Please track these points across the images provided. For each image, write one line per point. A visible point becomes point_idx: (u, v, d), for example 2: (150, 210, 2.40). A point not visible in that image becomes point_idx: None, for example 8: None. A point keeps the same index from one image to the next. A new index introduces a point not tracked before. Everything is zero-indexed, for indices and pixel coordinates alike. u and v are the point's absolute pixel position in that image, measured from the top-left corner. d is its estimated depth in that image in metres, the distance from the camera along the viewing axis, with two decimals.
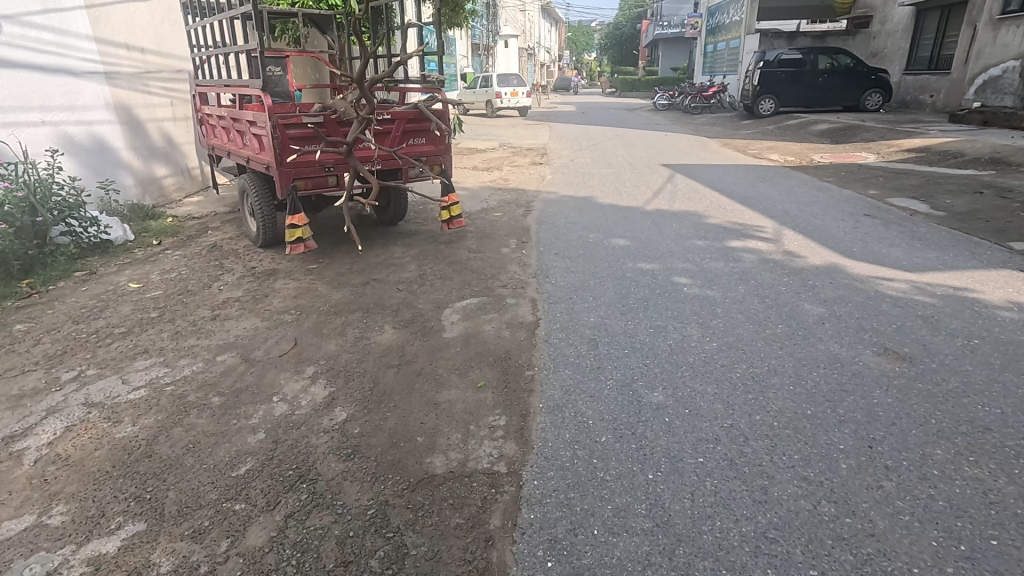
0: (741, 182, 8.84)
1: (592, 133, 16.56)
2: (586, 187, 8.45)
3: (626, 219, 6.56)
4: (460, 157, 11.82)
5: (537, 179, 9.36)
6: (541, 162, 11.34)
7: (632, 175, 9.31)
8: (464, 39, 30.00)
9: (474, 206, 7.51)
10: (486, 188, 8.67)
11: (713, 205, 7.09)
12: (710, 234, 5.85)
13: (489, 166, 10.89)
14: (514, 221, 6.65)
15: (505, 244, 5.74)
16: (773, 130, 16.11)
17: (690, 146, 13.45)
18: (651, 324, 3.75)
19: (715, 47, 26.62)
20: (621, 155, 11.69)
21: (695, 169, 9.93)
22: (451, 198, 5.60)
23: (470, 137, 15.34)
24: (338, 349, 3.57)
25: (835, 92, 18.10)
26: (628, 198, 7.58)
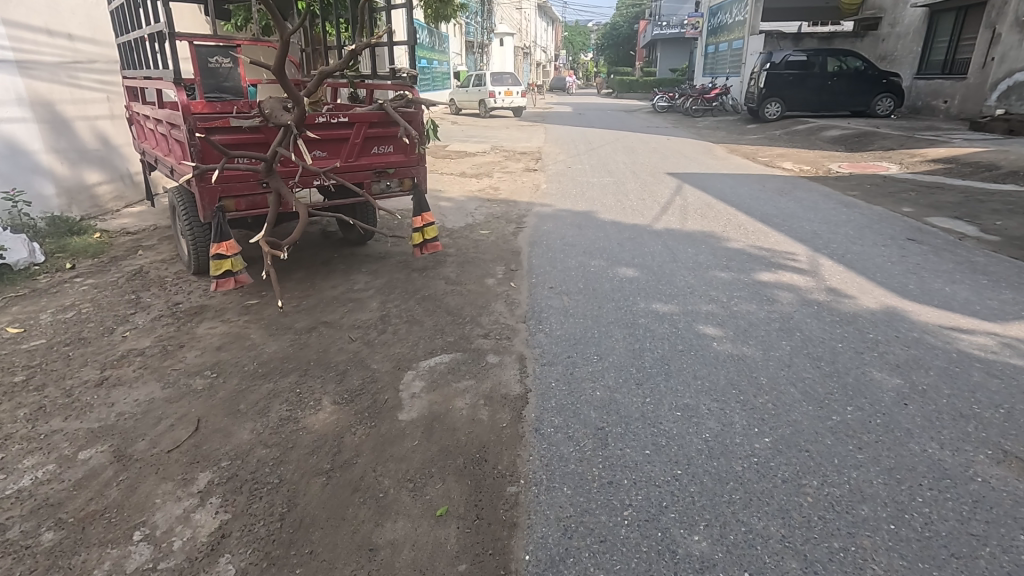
0: (758, 194, 7.94)
1: (590, 137, 15.64)
2: (585, 199, 7.51)
3: (634, 241, 5.63)
4: (447, 162, 10.84)
5: (531, 188, 8.41)
6: (536, 168, 10.39)
7: (637, 186, 8.38)
8: (457, 36, 29.01)
9: (457, 221, 6.54)
10: (472, 200, 7.71)
11: (732, 224, 6.16)
12: (734, 262, 4.93)
13: (479, 172, 9.90)
14: (502, 242, 5.69)
15: (490, 273, 4.79)
16: (781, 135, 15.24)
17: (695, 151, 12.53)
18: (677, 403, 2.81)
19: (716, 48, 25.71)
20: (623, 161, 10.75)
21: (705, 179, 9.01)
22: (425, 219, 4.63)
23: (460, 139, 14.38)
24: (251, 440, 2.59)
25: (846, 96, 17.23)
26: (634, 214, 6.64)
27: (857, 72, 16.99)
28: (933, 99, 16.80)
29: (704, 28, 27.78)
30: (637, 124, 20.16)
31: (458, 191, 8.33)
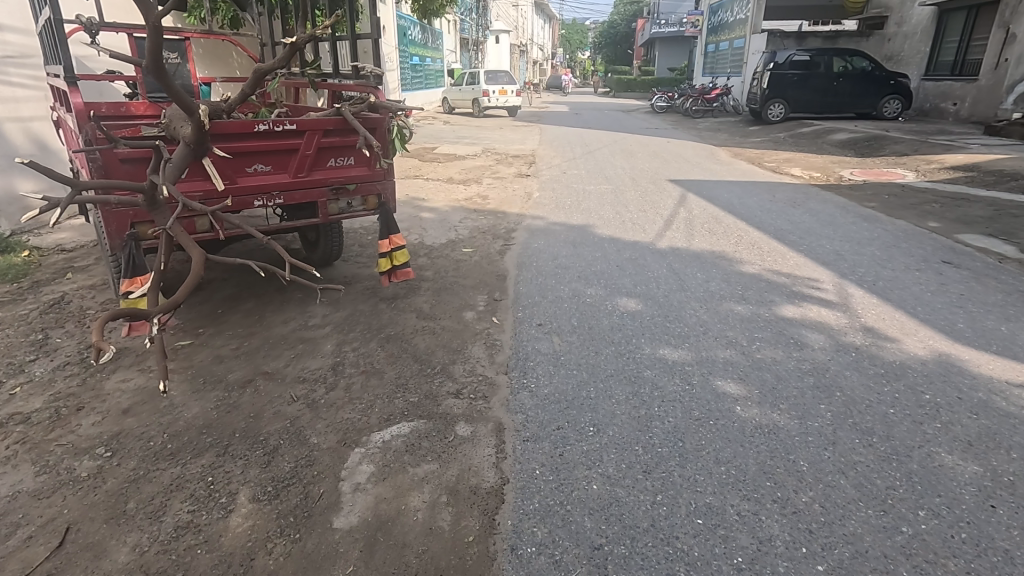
0: (768, 205, 7.30)
1: (587, 138, 14.97)
2: (579, 211, 6.86)
3: (636, 263, 4.98)
4: (434, 166, 10.17)
5: (522, 197, 7.74)
6: (528, 173, 9.74)
7: (637, 196, 7.75)
8: (452, 33, 28.32)
9: (438, 237, 5.86)
10: (457, 210, 7.03)
11: (744, 243, 5.52)
12: (750, 292, 4.29)
13: (467, 179, 9.22)
14: (486, 264, 5.03)
15: (470, 305, 4.13)
16: (786, 138, 14.62)
17: (696, 155, 11.89)
18: (698, 504, 2.16)
19: (716, 47, 25.08)
20: (622, 167, 10.10)
21: (709, 188, 8.39)
22: (395, 241, 3.96)
23: (451, 140, 13.71)
24: (129, 566, 1.93)
25: (851, 98, 16.63)
26: (635, 229, 5.98)
27: (864, 73, 16.38)
28: (942, 102, 16.22)
29: (704, 26, 27.15)
30: (635, 125, 19.53)
31: (442, 199, 7.67)
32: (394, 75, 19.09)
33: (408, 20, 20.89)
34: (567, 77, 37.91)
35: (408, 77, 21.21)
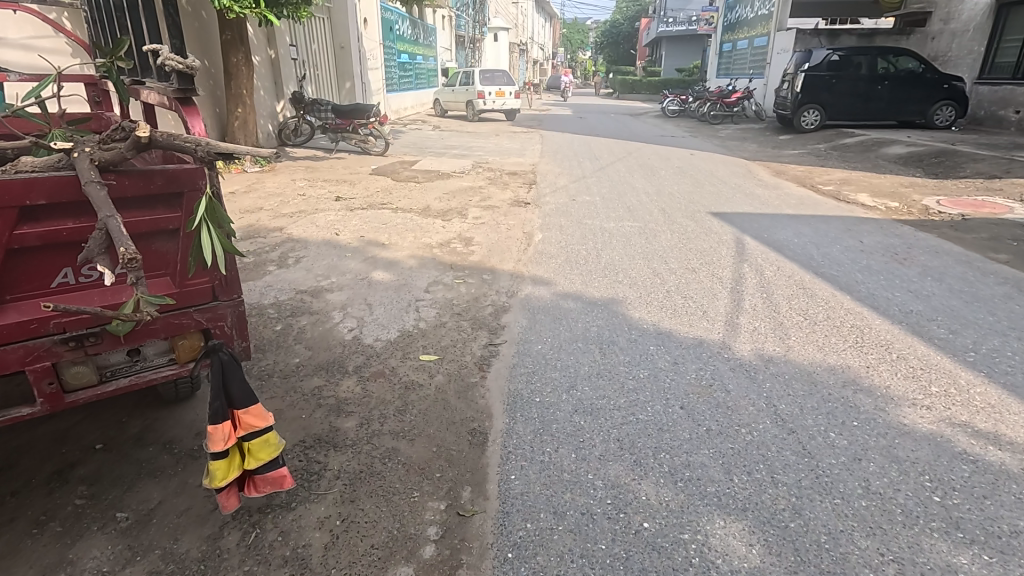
0: (863, 257, 5.24)
1: (596, 148, 12.94)
2: (602, 271, 4.78)
3: (710, 396, 2.92)
4: (410, 189, 8.10)
5: (519, 242, 5.67)
6: (527, 199, 7.69)
7: (677, 241, 5.69)
8: (447, 29, 26.31)
9: (388, 326, 3.76)
10: (426, 267, 4.93)
11: (872, 347, 3.44)
12: (957, 500, 2.21)
13: (449, 208, 7.14)
14: (456, 398, 2.96)
15: (410, 541, 2.04)
16: (829, 150, 12.56)
17: (731, 174, 9.81)
18: None
19: (734, 45, 23.00)
20: (647, 192, 8.04)
21: (767, 226, 6.33)
22: (246, 424, 1.88)
23: (438, 151, 11.64)
24: None
25: (896, 103, 14.62)
26: (690, 313, 3.92)
27: (912, 75, 14.34)
28: (1002, 109, 14.17)
29: (719, 23, 25.10)
30: (647, 131, 17.47)
31: (410, 245, 5.56)
32: (377, 73, 17.03)
33: (395, 12, 18.81)
34: (569, 77, 35.84)
35: (395, 76, 19.16)
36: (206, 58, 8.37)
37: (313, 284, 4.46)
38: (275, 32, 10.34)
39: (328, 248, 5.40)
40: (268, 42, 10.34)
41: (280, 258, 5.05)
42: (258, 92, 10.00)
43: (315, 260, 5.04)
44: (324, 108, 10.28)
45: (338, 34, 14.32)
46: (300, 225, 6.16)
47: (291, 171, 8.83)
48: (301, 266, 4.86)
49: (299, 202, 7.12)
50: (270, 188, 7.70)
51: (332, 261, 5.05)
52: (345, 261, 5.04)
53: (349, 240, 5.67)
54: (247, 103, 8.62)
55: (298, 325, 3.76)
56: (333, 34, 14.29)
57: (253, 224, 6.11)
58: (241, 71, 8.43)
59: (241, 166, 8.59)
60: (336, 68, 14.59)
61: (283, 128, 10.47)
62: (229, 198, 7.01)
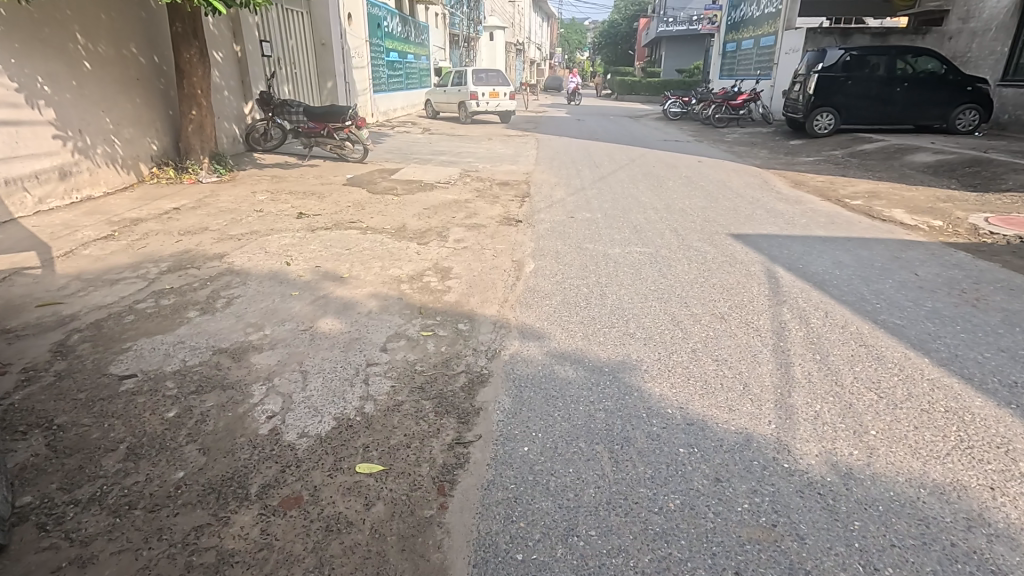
0: (925, 295, 4.31)
1: (595, 154, 12.01)
2: (608, 319, 3.82)
3: (778, 549, 1.96)
4: (386, 203, 7.15)
5: (505, 274, 4.71)
6: (517, 216, 6.75)
7: (697, 274, 4.73)
8: (440, 28, 25.44)
9: (323, 411, 2.78)
10: (389, 311, 3.96)
11: (986, 449, 2.49)
12: None
13: (428, 228, 6.18)
14: (398, 552, 1.99)
15: None
16: (847, 157, 11.63)
17: (746, 185, 8.87)
18: None
19: (738, 45, 22.07)
20: (656, 208, 7.09)
21: (799, 252, 5.38)
22: None
23: (424, 157, 10.67)
24: None
25: (915, 107, 13.72)
26: (726, 389, 2.96)
27: (933, 77, 13.45)
28: None
29: (722, 22, 24.20)
30: (649, 134, 16.54)
31: (374, 278, 4.58)
32: (363, 73, 16.04)
33: (384, 9, 17.84)
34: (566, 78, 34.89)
35: (384, 76, 18.19)
36: (155, 54, 7.39)
37: (239, 340, 3.48)
38: (241, 26, 9.37)
39: (272, 284, 4.42)
40: (233, 37, 9.35)
41: (208, 299, 4.07)
42: (221, 92, 9.00)
43: (250, 301, 4.05)
44: (295, 111, 9.34)
45: (319, 31, 13.34)
46: (247, 251, 5.18)
47: (254, 181, 7.86)
48: (230, 311, 3.87)
49: (255, 221, 6.14)
50: (225, 202, 6.72)
51: (273, 303, 4.07)
52: (289, 303, 4.06)
53: (301, 272, 4.68)
54: (203, 104, 7.63)
55: (199, 409, 2.77)
56: (313, 30, 13.31)
57: (190, 250, 5.12)
58: (196, 69, 7.45)
59: (195, 175, 7.60)
60: (316, 67, 13.60)
61: (251, 132, 9.56)
62: (171, 216, 6.02)
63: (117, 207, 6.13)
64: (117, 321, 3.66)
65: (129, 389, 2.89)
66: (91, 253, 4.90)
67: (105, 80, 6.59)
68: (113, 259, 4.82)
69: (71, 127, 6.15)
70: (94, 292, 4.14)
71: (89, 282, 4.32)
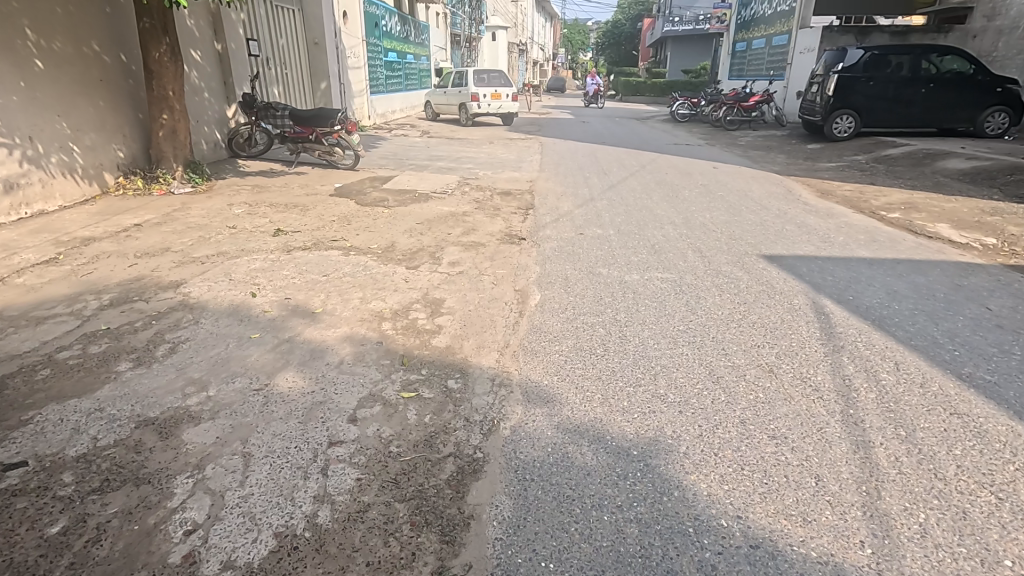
0: (1007, 337, 3.60)
1: (602, 159, 11.32)
2: (631, 375, 3.12)
3: None
4: (374, 217, 6.46)
5: (506, 309, 4.01)
6: (519, 232, 6.05)
7: (731, 309, 4.03)
8: (441, 27, 24.79)
9: (262, 524, 2.08)
10: (365, 362, 3.26)
11: None
12: None
13: (419, 247, 5.49)
14: None
15: None
16: (872, 162, 10.90)
17: (768, 195, 8.16)
18: None
19: (748, 44, 21.34)
20: (674, 222, 6.38)
21: (844, 278, 4.67)
22: None
23: (420, 164, 9.99)
24: None
25: (940, 109, 12.99)
26: (795, 488, 2.26)
27: (959, 77, 12.71)
28: None
29: (731, 21, 23.49)
30: (657, 138, 15.83)
31: (352, 315, 3.89)
32: (359, 73, 15.37)
33: (383, 7, 17.17)
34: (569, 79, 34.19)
35: (382, 77, 17.52)
36: (122, 52, 6.71)
37: (171, 406, 2.78)
38: (222, 23, 8.70)
39: (229, 322, 3.72)
40: (214, 35, 8.68)
41: (147, 345, 3.38)
42: (199, 94, 8.33)
43: (196, 348, 3.35)
44: (279, 114, 8.66)
45: (312, 29, 12.67)
46: (209, 278, 4.50)
47: (232, 192, 7.18)
48: (169, 363, 3.17)
49: (225, 239, 5.46)
50: (195, 216, 6.04)
51: (226, 349, 3.37)
52: (243, 350, 3.36)
53: (266, 307, 3.99)
54: (175, 108, 6.96)
55: (96, 521, 2.07)
56: (305, 28, 12.63)
57: (143, 277, 4.44)
58: (167, 69, 6.78)
59: (166, 186, 6.90)
60: (309, 67, 12.93)
61: (234, 137, 8.89)
62: (130, 235, 5.35)
63: (70, 224, 5.46)
64: (27, 378, 2.97)
65: (10, 490, 2.20)
66: (25, 282, 4.22)
67: (61, 81, 5.93)
68: (49, 289, 4.14)
69: (18, 134, 5.48)
70: (13, 335, 3.45)
71: (11, 321, 3.63)
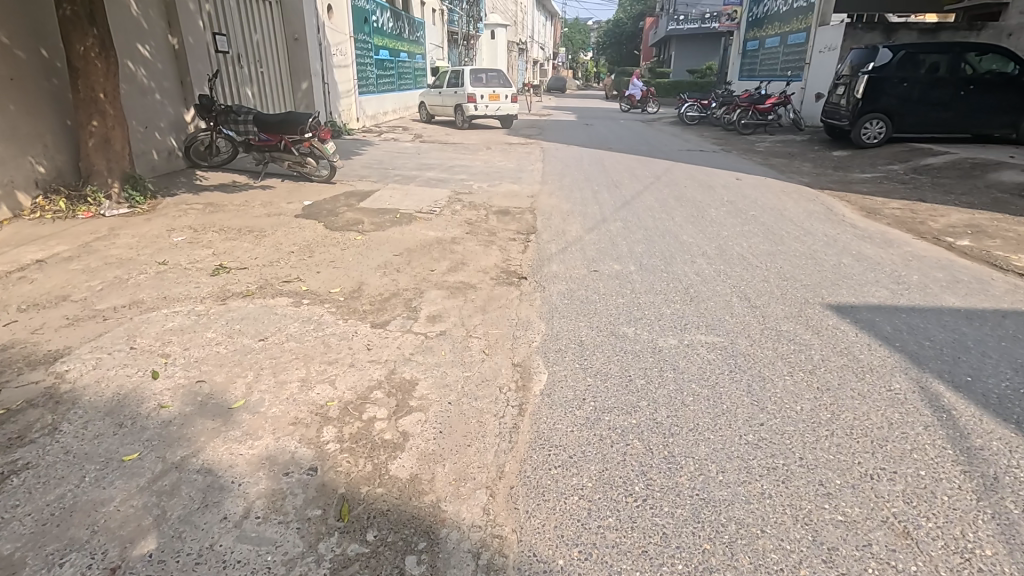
0: None
1: (612, 167, 10.19)
2: (694, 546, 2.00)
3: None
4: (344, 247, 5.34)
5: (500, 401, 2.89)
6: (519, 268, 4.93)
7: (813, 401, 2.91)
8: (439, 24, 23.68)
9: None
10: (283, 515, 2.13)
11: None
12: None
13: (392, 290, 4.36)
14: None
15: None
16: (912, 173, 9.78)
17: (807, 215, 7.05)
18: None
19: (761, 43, 20.20)
20: (706, 255, 5.26)
21: (943, 342, 3.57)
22: None
23: (408, 174, 8.86)
24: None
25: (978, 113, 11.93)
26: None
27: (1001, 78, 11.67)
28: None
29: (742, 19, 22.39)
30: (668, 142, 14.70)
31: (283, 414, 2.77)
32: (346, 72, 14.23)
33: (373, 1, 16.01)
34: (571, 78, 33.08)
35: (372, 76, 16.37)
36: (41, 45, 5.59)
37: None
38: (177, 13, 7.55)
39: (100, 428, 2.59)
40: (168, 27, 7.54)
41: None
42: (149, 95, 7.21)
43: (29, 487, 2.22)
44: (242, 118, 7.53)
45: (291, 23, 11.54)
46: (104, 344, 3.38)
47: (178, 213, 6.05)
48: None
49: (147, 280, 4.33)
50: (120, 248, 4.91)
51: (78, 486, 2.24)
52: (101, 488, 2.24)
53: (165, 397, 2.86)
54: (108, 112, 5.82)
55: None
56: (284, 23, 11.50)
57: (15, 344, 3.32)
58: (96, 66, 5.64)
59: (96, 208, 5.74)
60: (288, 65, 11.80)
61: (191, 144, 7.77)
62: (25, 277, 4.22)
63: None
64: None
65: None
66: None
67: None
68: None
69: None
70: None
71: None
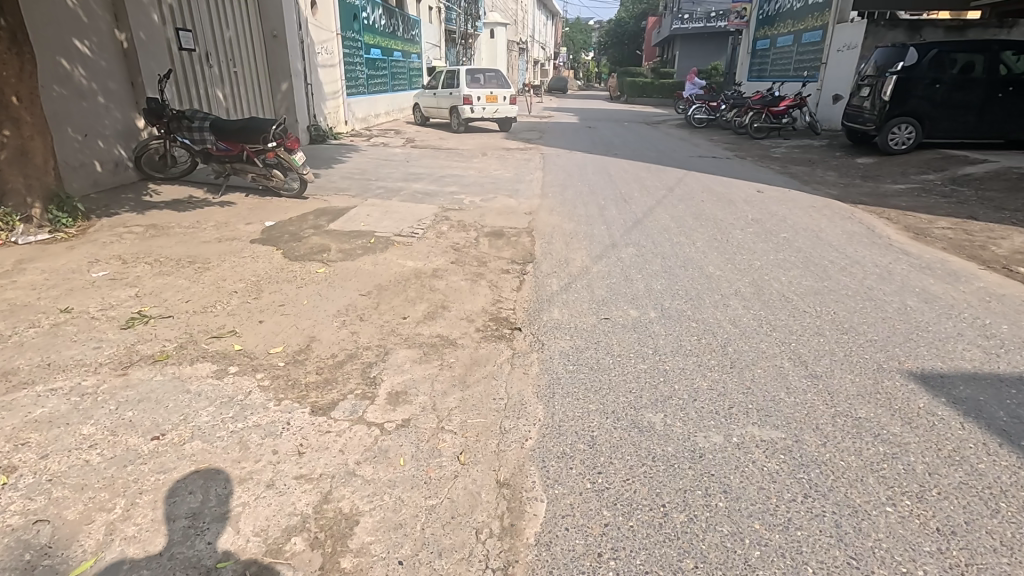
0: None
1: (619, 176, 9.26)
2: None
3: None
4: (301, 285, 4.41)
5: (475, 560, 1.96)
6: (511, 313, 3.99)
7: (939, 560, 1.96)
8: (436, 23, 22.80)
9: None
10: None
11: None
12: None
13: (349, 350, 3.42)
14: None
15: None
16: (953, 184, 8.82)
17: (848, 236, 6.11)
18: None
19: (772, 41, 19.24)
20: (740, 295, 4.32)
21: None
22: None
23: (392, 187, 7.92)
24: None
25: (1016, 118, 11.00)
26: None
27: None
28: None
29: (752, 16, 21.43)
30: (677, 148, 13.77)
31: None
32: (333, 71, 13.31)
33: None
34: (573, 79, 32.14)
35: (362, 76, 15.45)
36: None
37: None
38: (125, 5, 6.63)
39: None
40: (115, 22, 6.61)
41: None
42: (91, 98, 6.28)
43: None
44: (196, 124, 6.58)
45: (269, 19, 10.59)
46: None
47: (111, 239, 5.13)
48: None
49: (37, 336, 3.41)
50: (19, 288, 3.98)
51: None
52: None
53: None
54: (24, 120, 4.89)
55: None
56: (261, 18, 10.55)
57: None
58: (6, 65, 4.71)
59: (6, 234, 4.82)
60: (267, 64, 10.87)
61: (143, 154, 6.84)
62: None
63: None
64: None
65: None
66: None
67: None
68: None
69: None
70: None
71: None
